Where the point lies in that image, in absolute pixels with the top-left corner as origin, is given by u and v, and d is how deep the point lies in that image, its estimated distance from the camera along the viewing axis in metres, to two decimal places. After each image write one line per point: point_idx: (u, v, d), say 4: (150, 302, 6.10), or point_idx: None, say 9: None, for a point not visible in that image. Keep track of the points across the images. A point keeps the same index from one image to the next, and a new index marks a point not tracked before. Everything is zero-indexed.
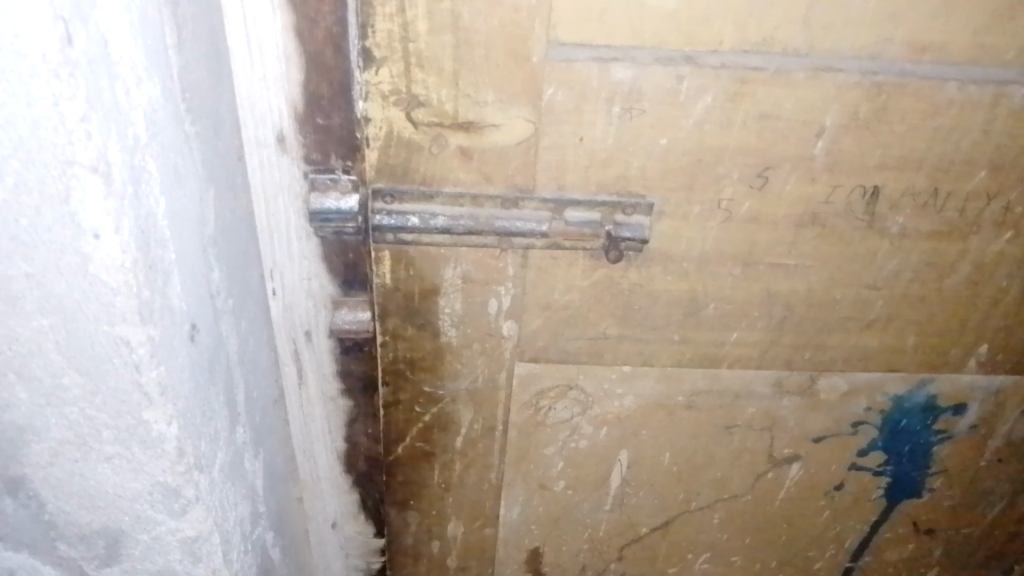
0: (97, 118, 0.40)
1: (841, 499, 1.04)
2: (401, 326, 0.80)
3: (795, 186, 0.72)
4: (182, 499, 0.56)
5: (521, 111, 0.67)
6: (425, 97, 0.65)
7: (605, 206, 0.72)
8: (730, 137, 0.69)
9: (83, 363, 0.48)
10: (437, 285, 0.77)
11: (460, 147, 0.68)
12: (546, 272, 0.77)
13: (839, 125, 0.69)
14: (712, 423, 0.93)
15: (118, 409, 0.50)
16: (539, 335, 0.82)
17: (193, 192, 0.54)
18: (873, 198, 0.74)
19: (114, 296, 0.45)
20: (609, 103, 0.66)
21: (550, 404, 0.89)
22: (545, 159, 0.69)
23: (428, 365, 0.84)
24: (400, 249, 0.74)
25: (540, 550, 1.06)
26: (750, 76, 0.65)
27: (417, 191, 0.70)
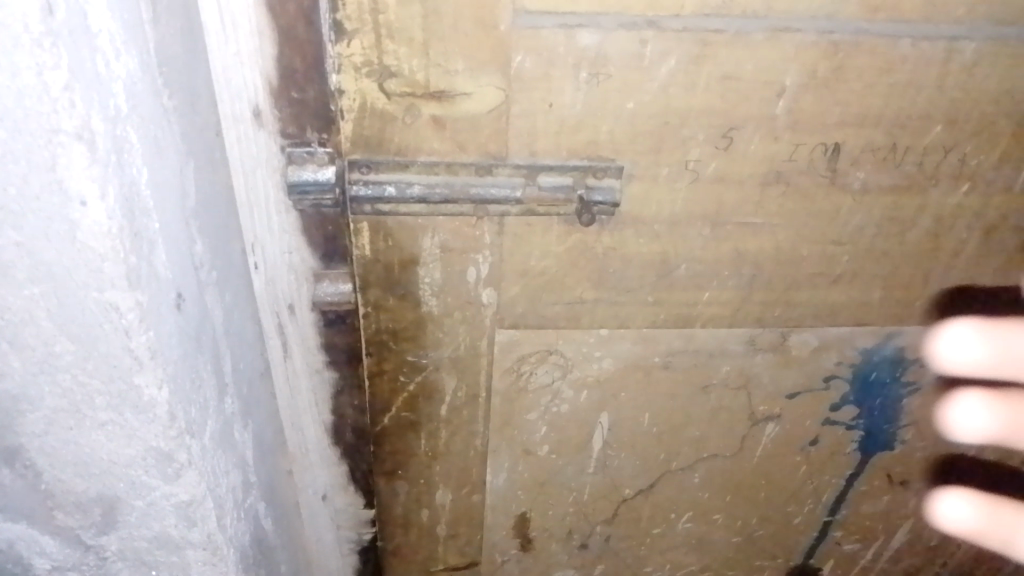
0: (79, 88, 0.41)
1: (816, 453, 1.08)
2: (382, 297, 0.82)
3: (759, 146, 0.74)
4: (175, 463, 0.58)
5: (491, 79, 0.68)
6: (397, 67, 0.67)
7: (577, 170, 0.74)
8: (695, 99, 0.71)
9: (74, 330, 0.50)
10: (416, 255, 0.79)
11: (433, 117, 0.70)
12: (522, 239, 0.79)
13: (799, 84, 0.71)
14: (689, 383, 0.96)
15: (110, 375, 0.52)
16: (518, 301, 0.84)
17: (173, 164, 0.56)
18: (834, 154, 0.76)
19: (103, 262, 0.47)
20: (577, 68, 0.68)
21: (531, 370, 0.92)
22: (516, 125, 0.71)
23: (411, 335, 0.86)
24: (378, 219, 0.76)
25: (528, 515, 1.09)
26: (712, 39, 0.67)
27: (393, 161, 0.72)
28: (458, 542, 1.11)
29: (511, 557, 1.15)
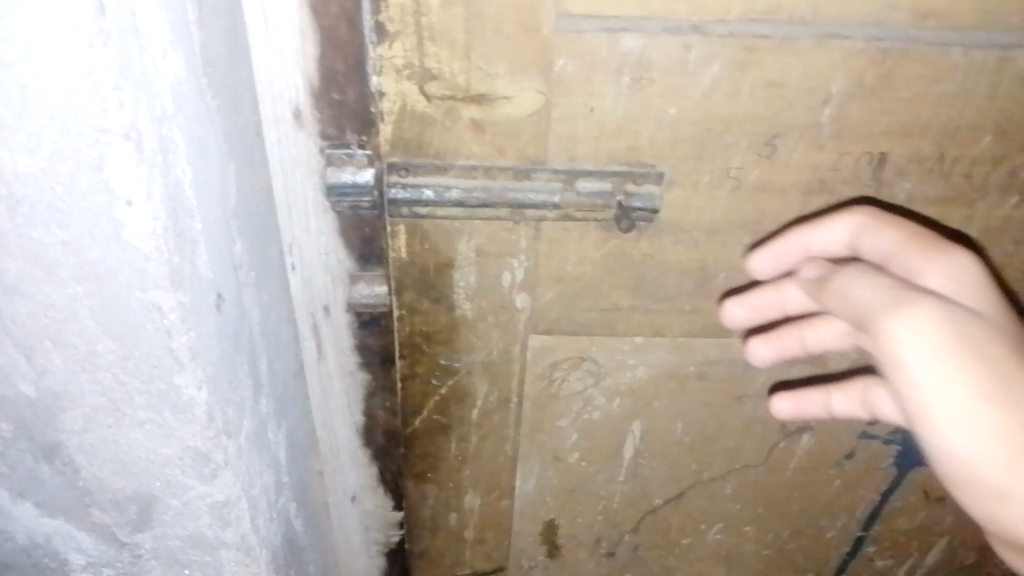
0: (129, 87, 0.41)
1: (851, 467, 1.06)
2: (416, 300, 0.82)
3: (803, 154, 0.73)
4: (211, 463, 0.58)
5: (532, 83, 0.68)
6: (438, 70, 0.67)
7: (616, 176, 0.73)
8: (739, 105, 0.70)
9: (116, 329, 0.50)
10: (451, 259, 0.79)
11: (473, 120, 0.70)
12: (559, 244, 0.78)
13: (845, 91, 0.70)
14: (724, 393, 0.95)
15: (150, 374, 0.52)
16: (553, 307, 0.84)
17: (215, 164, 0.56)
18: (880, 163, 0.74)
19: (147, 261, 0.47)
20: (619, 73, 0.67)
21: (564, 376, 0.91)
22: (556, 130, 0.70)
23: (444, 338, 0.86)
24: (415, 222, 0.76)
25: (556, 521, 1.09)
26: (758, 44, 0.66)
27: (431, 164, 0.72)
28: (485, 547, 1.11)
29: (537, 563, 1.14)
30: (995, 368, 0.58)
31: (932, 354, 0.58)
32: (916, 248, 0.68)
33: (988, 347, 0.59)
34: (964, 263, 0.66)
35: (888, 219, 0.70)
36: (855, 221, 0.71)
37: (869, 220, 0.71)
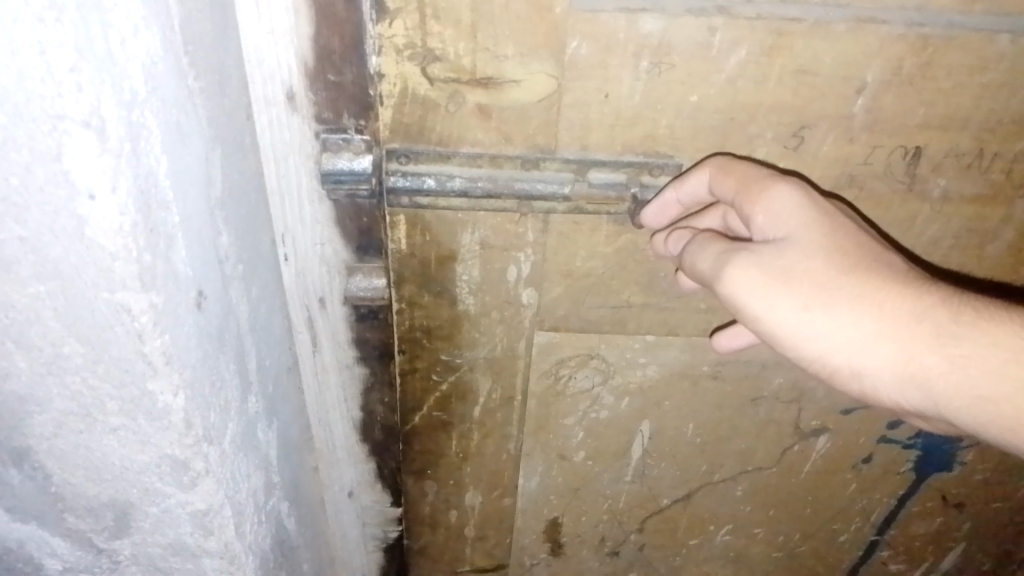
0: (88, 69, 0.37)
1: (868, 471, 1.01)
2: (417, 294, 0.78)
3: (832, 147, 0.68)
4: (191, 471, 0.54)
5: (543, 66, 0.63)
6: (442, 51, 0.62)
7: (631, 167, 0.69)
8: (765, 94, 0.64)
9: (84, 332, 0.46)
10: (454, 251, 0.75)
11: (478, 105, 0.65)
12: (567, 238, 0.74)
13: (881, 81, 0.64)
14: (738, 394, 0.90)
15: (122, 379, 0.48)
16: (560, 303, 0.79)
17: (197, 151, 0.51)
18: (915, 159, 0.69)
19: (113, 260, 0.42)
20: (637, 57, 0.62)
21: (570, 374, 0.87)
22: (567, 116, 0.66)
23: (445, 333, 0.82)
24: (415, 213, 0.71)
25: (559, 520, 1.05)
26: (788, 28, 0.61)
27: (433, 152, 0.67)
28: (486, 544, 1.08)
29: (540, 561, 1.11)
30: (810, 282, 0.58)
31: (758, 289, 0.59)
32: (747, 188, 0.62)
33: (794, 271, 0.58)
34: (791, 194, 0.61)
35: (737, 165, 0.64)
36: (708, 174, 0.65)
37: (718, 168, 0.65)
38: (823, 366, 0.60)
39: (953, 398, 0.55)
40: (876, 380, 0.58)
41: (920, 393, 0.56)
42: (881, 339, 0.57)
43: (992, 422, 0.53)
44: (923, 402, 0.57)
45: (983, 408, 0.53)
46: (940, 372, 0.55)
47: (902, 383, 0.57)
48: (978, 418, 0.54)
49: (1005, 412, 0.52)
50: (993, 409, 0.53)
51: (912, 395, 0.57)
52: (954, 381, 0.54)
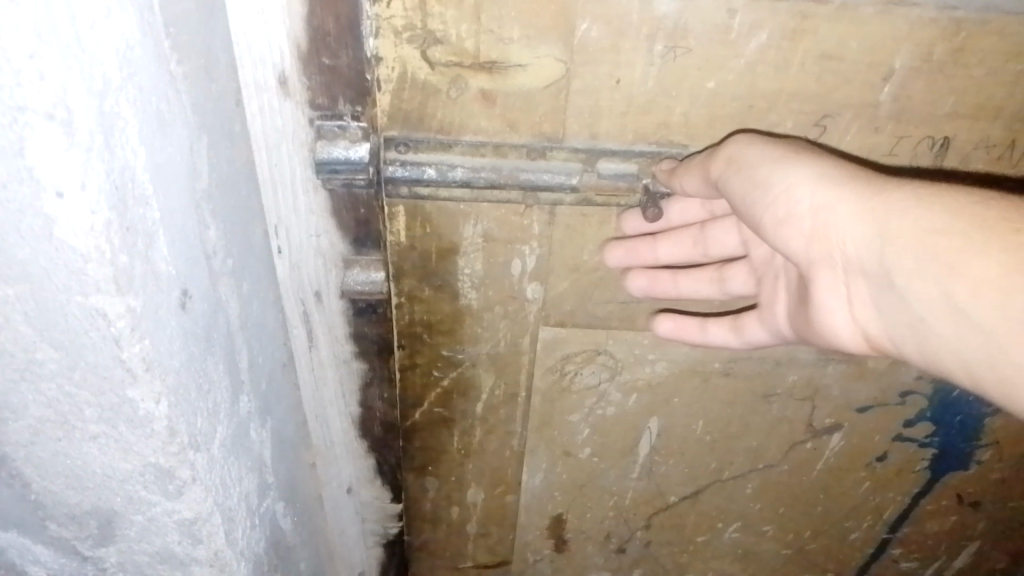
0: (50, 55, 0.33)
1: (882, 469, 0.98)
2: (417, 288, 0.75)
3: (856, 137, 0.64)
4: (176, 480, 0.51)
5: (551, 49, 0.59)
6: (443, 33, 0.58)
7: (643, 157, 0.65)
8: (787, 81, 0.61)
9: (57, 337, 0.43)
10: (456, 244, 0.72)
11: (482, 90, 0.61)
12: (575, 230, 0.71)
13: (909, 67, 0.60)
14: (750, 391, 0.87)
15: (100, 386, 0.45)
16: (567, 298, 0.76)
17: (180, 141, 0.47)
18: (942, 150, 0.65)
19: (85, 262, 0.39)
20: (650, 40, 0.58)
21: (576, 370, 0.84)
22: (576, 103, 0.62)
23: (446, 328, 0.79)
24: (416, 204, 0.68)
25: (564, 517, 1.02)
26: (813, 11, 0.57)
27: (434, 140, 0.64)
28: (489, 540, 1.05)
29: (543, 557, 1.08)
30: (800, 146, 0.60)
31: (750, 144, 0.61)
32: None
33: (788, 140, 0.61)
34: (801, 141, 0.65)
35: None
36: None
37: None
38: (793, 218, 0.58)
39: (911, 229, 0.51)
40: (841, 229, 0.55)
41: (879, 237, 0.53)
42: (856, 185, 0.55)
43: (942, 253, 0.49)
44: (880, 256, 0.53)
45: (936, 237, 0.49)
46: (906, 207, 0.52)
47: (869, 230, 0.54)
48: (930, 254, 0.49)
49: (957, 238, 0.48)
50: (947, 236, 0.49)
51: (871, 243, 0.53)
52: (918, 211, 0.51)
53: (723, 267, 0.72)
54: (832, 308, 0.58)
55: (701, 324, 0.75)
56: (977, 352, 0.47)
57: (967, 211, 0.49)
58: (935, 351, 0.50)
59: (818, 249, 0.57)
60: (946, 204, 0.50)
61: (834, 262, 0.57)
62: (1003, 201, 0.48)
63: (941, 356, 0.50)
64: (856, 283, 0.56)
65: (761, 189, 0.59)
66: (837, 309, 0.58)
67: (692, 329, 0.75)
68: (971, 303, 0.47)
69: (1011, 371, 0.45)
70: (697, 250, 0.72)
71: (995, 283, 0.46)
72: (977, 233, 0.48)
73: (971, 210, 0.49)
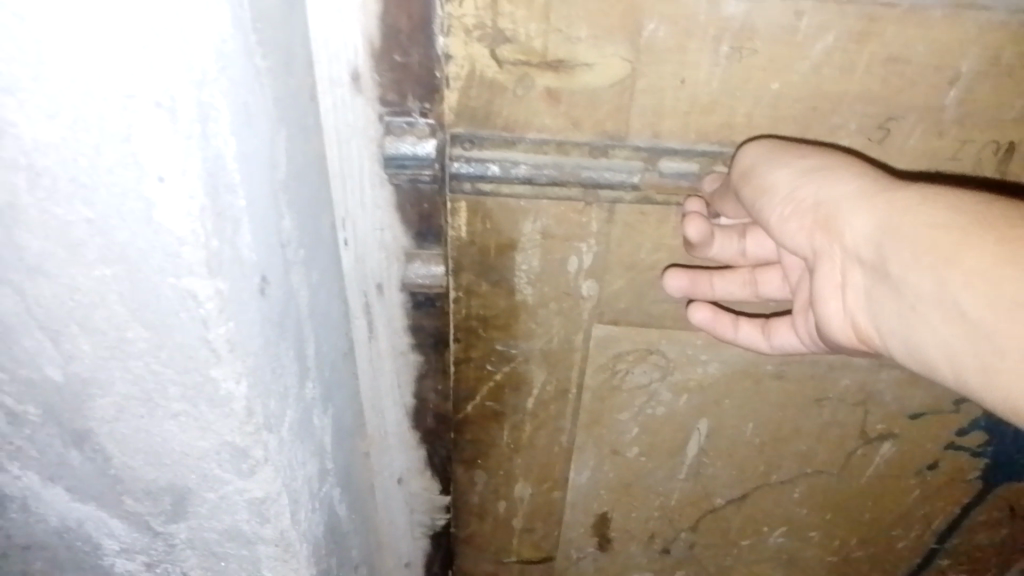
0: (160, 44, 0.35)
1: (933, 478, 0.97)
2: (474, 282, 0.76)
3: (919, 140, 0.64)
4: (250, 460, 0.53)
5: (617, 50, 0.60)
6: (512, 32, 0.59)
7: (704, 157, 0.66)
8: (851, 82, 0.61)
9: (149, 316, 0.45)
10: (515, 240, 0.73)
11: (547, 89, 0.63)
12: (633, 229, 0.72)
13: (977, 71, 0.60)
14: (801, 395, 0.87)
15: (185, 365, 0.47)
16: (622, 296, 0.77)
17: (264, 133, 0.49)
18: (1008, 155, 0.65)
19: (182, 245, 0.41)
20: (716, 42, 0.59)
21: (628, 369, 0.85)
22: (640, 102, 0.63)
23: (501, 323, 0.80)
24: (477, 201, 0.70)
25: (609, 515, 1.03)
26: (881, 14, 0.57)
27: (498, 137, 0.65)
28: (533, 536, 1.06)
29: (587, 555, 1.09)
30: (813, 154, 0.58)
31: (764, 154, 0.60)
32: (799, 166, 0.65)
33: (802, 149, 0.59)
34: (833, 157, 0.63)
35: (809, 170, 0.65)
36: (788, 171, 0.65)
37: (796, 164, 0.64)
38: (795, 211, 0.55)
39: (910, 225, 0.48)
40: (843, 222, 0.52)
41: (879, 232, 0.49)
42: (865, 183, 0.53)
43: (940, 246, 0.45)
44: (880, 252, 0.49)
45: (936, 229, 0.46)
46: (908, 205, 0.49)
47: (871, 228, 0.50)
48: (928, 245, 0.46)
49: (957, 232, 0.45)
50: (947, 229, 0.45)
51: (868, 235, 0.50)
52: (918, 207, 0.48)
53: (758, 270, 0.66)
54: (826, 298, 0.54)
55: (734, 319, 0.70)
56: (967, 344, 0.43)
57: (973, 209, 0.46)
58: (921, 344, 0.47)
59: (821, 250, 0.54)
60: (953, 202, 0.47)
61: (832, 254, 0.53)
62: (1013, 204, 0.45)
63: (929, 350, 0.46)
64: (850, 274, 0.52)
65: (766, 193, 0.58)
66: (830, 301, 0.54)
67: (725, 325, 0.70)
68: (965, 294, 0.43)
69: (1009, 364, 0.41)
70: (736, 245, 0.66)
71: (991, 274, 0.42)
72: (978, 228, 0.44)
73: (979, 210, 0.45)
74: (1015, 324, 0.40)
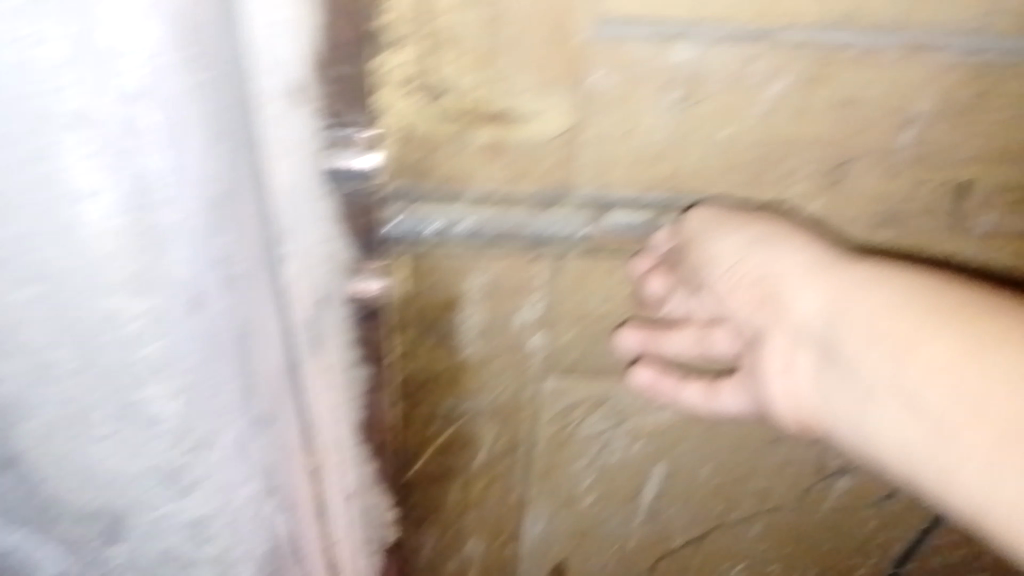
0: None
1: (889, 508, 0.96)
2: (416, 342, 0.71)
3: (874, 183, 0.62)
4: (205, 534, 0.40)
5: (562, 100, 0.56)
6: (448, 84, 0.55)
7: (654, 207, 0.63)
8: (805, 127, 0.58)
9: (71, 356, 0.33)
10: (457, 296, 0.68)
11: (488, 142, 0.58)
12: (583, 280, 0.68)
13: (931, 113, 0.58)
14: (758, 435, 0.85)
15: (119, 425, 0.35)
16: (572, 348, 0.73)
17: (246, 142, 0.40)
18: (961, 194, 0.63)
19: (93, 261, 0.31)
20: (664, 89, 0.56)
21: (580, 419, 0.81)
22: (586, 153, 0.59)
23: (446, 381, 0.75)
24: (416, 258, 0.65)
25: (564, 564, 0.99)
26: (835, 58, 0.55)
27: (437, 193, 0.61)
28: None
29: None
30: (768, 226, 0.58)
31: (717, 223, 0.60)
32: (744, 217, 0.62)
33: (757, 219, 0.59)
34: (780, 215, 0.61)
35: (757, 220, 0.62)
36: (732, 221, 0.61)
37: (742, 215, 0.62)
38: (742, 286, 0.58)
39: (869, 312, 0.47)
40: (792, 301, 0.53)
41: (833, 316, 0.50)
42: (818, 264, 0.53)
43: (898, 335, 0.45)
44: (833, 334, 0.49)
45: (893, 317, 0.46)
46: (864, 292, 0.49)
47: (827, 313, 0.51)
48: (881, 334, 0.46)
49: (915, 321, 0.45)
50: (903, 319, 0.45)
51: (820, 316, 0.51)
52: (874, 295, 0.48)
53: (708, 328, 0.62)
54: (774, 375, 0.55)
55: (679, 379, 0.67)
56: (920, 436, 0.43)
57: (928, 298, 0.46)
58: (876, 432, 0.46)
59: (773, 327, 0.55)
60: (907, 290, 0.47)
61: (781, 331, 0.54)
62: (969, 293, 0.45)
63: (883, 439, 0.45)
64: (800, 354, 0.52)
65: (709, 264, 0.60)
66: (779, 376, 0.54)
67: (669, 384, 0.67)
68: (921, 387, 0.43)
69: (966, 467, 0.40)
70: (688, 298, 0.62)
71: (947, 369, 0.42)
72: (931, 321, 0.44)
73: (934, 300, 0.45)
74: (973, 426, 0.40)
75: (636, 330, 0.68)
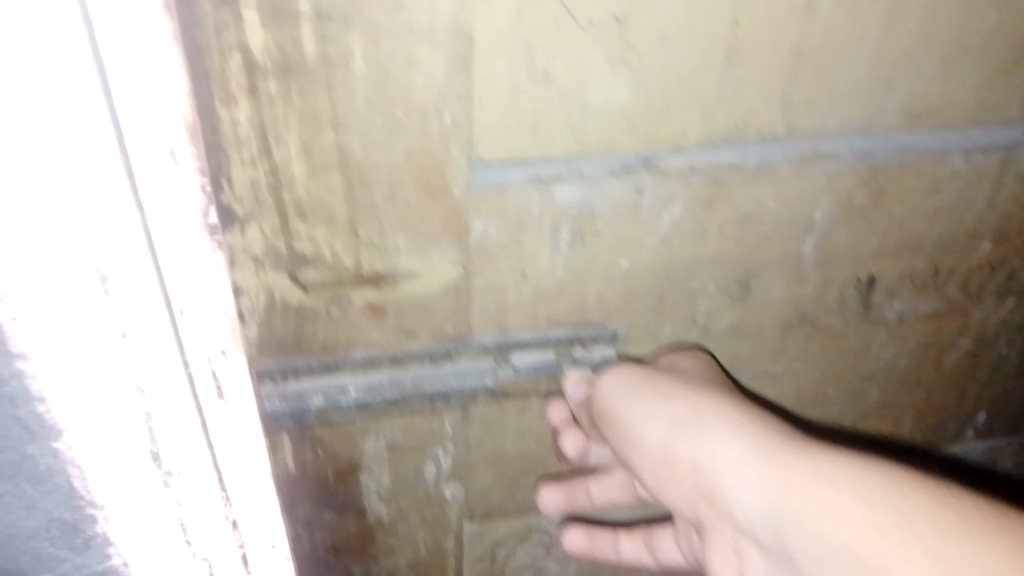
0: None
1: None
2: (316, 513, 0.63)
3: (783, 290, 0.59)
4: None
5: (444, 252, 0.51)
6: (314, 253, 0.49)
7: (559, 342, 0.57)
8: (707, 247, 0.55)
9: None
10: (356, 461, 0.61)
11: (369, 304, 0.52)
12: (493, 425, 0.62)
13: (831, 217, 0.56)
14: None
15: None
16: (491, 491, 0.67)
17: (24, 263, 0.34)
18: (869, 287, 0.61)
19: None
20: (555, 228, 0.52)
21: (509, 556, 0.74)
22: (478, 302, 0.54)
23: (356, 547, 0.67)
24: (304, 432, 0.58)
25: None
26: (727, 176, 0.52)
27: (317, 363, 0.54)
28: None
29: None
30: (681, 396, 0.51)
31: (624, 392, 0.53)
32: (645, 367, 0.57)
33: (667, 385, 0.52)
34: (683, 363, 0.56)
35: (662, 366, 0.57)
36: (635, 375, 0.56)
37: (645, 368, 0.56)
38: (664, 472, 0.50)
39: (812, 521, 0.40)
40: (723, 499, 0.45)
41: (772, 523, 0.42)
42: (750, 449, 0.45)
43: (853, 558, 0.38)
44: (780, 546, 0.42)
45: (845, 536, 0.38)
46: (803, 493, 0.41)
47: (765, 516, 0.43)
48: (828, 545, 0.39)
49: (871, 542, 0.38)
50: (858, 536, 0.38)
51: (757, 521, 0.43)
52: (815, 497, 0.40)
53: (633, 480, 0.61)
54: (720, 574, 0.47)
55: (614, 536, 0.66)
56: None
57: (893, 501, 0.39)
58: None
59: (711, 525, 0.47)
60: (863, 486, 0.40)
61: (720, 529, 0.46)
62: (922, 489, 0.39)
63: None
64: (746, 558, 0.45)
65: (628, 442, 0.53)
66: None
67: (605, 542, 0.66)
68: None
69: None
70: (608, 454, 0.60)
71: None
72: (891, 540, 0.37)
73: (897, 499, 0.39)
74: None
75: (553, 491, 0.65)
